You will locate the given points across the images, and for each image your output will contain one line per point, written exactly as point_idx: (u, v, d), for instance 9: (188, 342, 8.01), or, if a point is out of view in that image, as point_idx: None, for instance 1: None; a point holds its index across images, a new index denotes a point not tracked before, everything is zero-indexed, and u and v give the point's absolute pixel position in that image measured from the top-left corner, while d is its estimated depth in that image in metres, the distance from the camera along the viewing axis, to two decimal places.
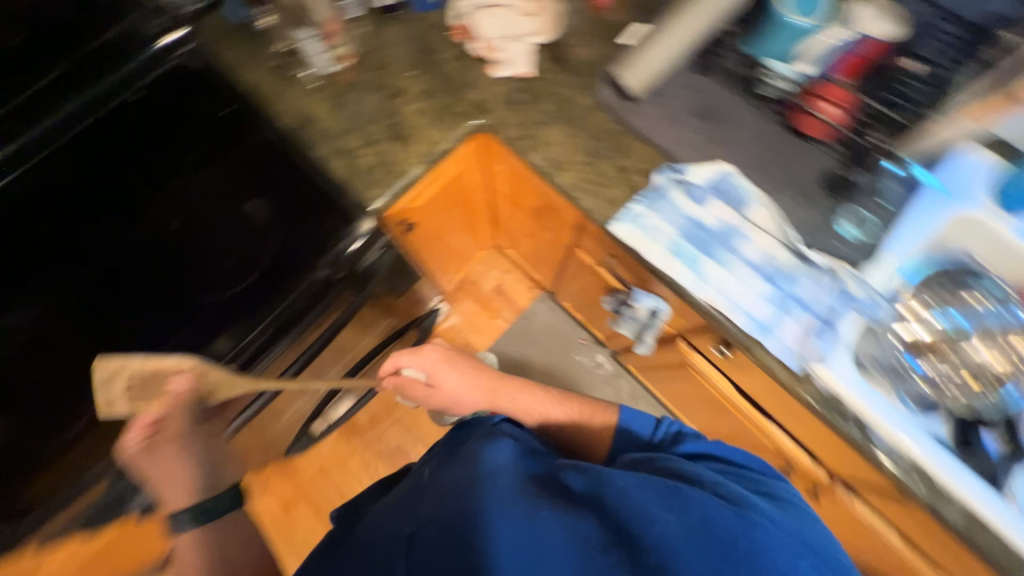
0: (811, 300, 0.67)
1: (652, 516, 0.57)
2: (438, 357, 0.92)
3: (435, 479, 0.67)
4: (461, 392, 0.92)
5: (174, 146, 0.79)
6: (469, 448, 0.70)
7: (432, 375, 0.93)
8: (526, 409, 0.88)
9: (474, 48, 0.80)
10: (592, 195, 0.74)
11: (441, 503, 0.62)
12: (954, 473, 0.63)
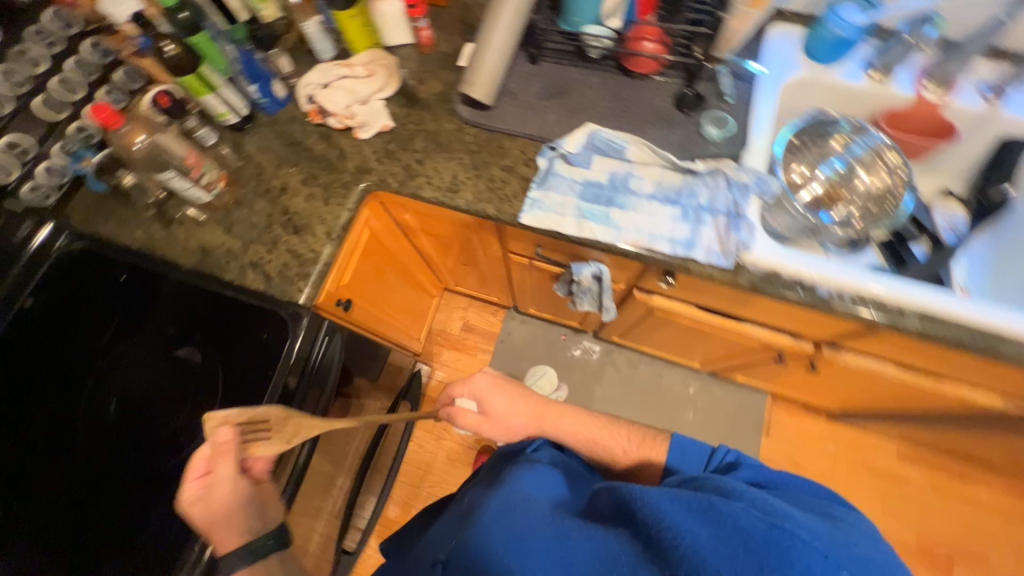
0: (712, 203, 0.73)
1: (682, 528, 0.42)
2: (491, 378, 0.83)
3: (461, 505, 0.64)
4: (514, 422, 0.81)
5: (80, 335, 0.75)
6: (509, 473, 0.63)
7: (484, 403, 0.82)
8: (581, 431, 0.77)
9: (333, 121, 0.83)
10: (493, 201, 0.78)
11: (461, 530, 0.57)
12: (897, 288, 0.68)
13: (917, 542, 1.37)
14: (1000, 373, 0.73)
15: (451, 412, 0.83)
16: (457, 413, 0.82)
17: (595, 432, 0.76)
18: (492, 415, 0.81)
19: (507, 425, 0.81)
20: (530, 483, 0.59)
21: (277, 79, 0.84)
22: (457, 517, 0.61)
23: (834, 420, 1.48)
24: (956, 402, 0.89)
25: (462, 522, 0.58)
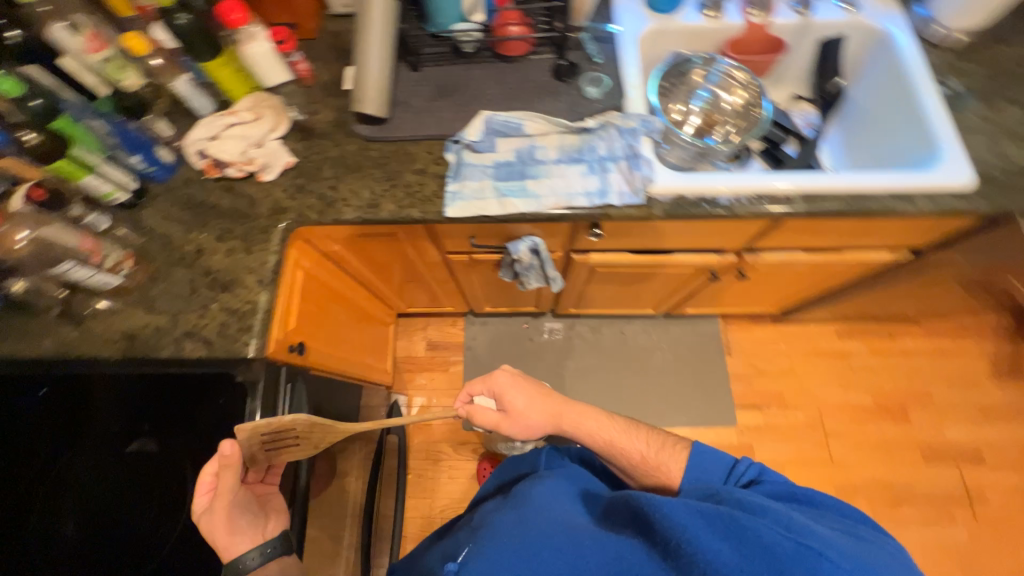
0: (611, 151, 0.81)
1: (701, 541, 0.48)
2: (510, 376, 0.83)
3: (473, 522, 0.68)
4: (533, 419, 0.80)
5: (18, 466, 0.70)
6: (523, 487, 0.68)
7: (502, 402, 0.82)
8: (604, 432, 0.76)
9: (232, 171, 0.81)
10: (417, 204, 0.80)
11: (474, 541, 0.59)
12: (781, 180, 0.78)
13: (875, 401, 1.54)
14: (879, 227, 0.86)
15: (469, 410, 0.82)
16: (474, 411, 0.82)
17: (617, 433, 0.75)
18: (512, 412, 0.81)
19: (523, 421, 0.80)
20: (544, 497, 0.64)
21: (159, 145, 0.81)
22: (470, 532, 0.64)
23: (778, 322, 1.64)
24: (859, 265, 1.03)
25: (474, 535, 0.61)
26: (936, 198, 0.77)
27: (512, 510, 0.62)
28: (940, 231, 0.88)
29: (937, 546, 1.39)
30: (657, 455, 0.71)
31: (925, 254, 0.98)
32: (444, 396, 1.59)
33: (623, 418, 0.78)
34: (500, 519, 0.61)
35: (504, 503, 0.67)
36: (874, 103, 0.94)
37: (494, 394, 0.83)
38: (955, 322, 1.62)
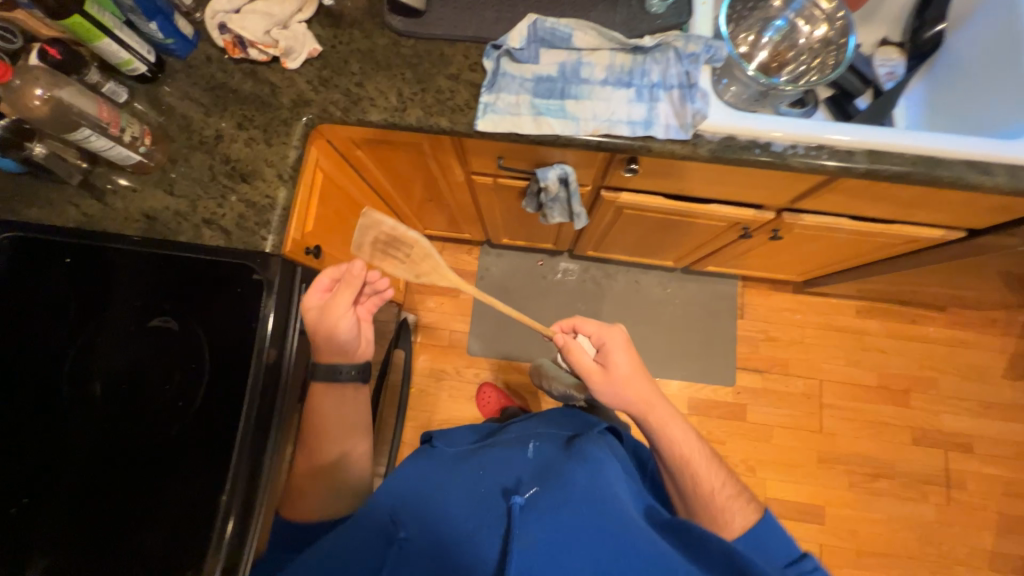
0: (664, 77, 0.73)
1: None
2: (622, 338, 0.82)
3: (529, 459, 0.71)
4: (628, 391, 0.81)
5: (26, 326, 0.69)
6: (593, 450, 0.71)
7: (602, 360, 0.83)
8: (684, 447, 0.79)
9: (255, 53, 0.75)
10: (446, 114, 0.75)
11: (541, 482, 0.64)
12: (847, 133, 0.71)
13: (878, 381, 1.54)
14: (940, 200, 0.79)
15: (569, 347, 0.83)
16: (575, 349, 0.83)
17: (696, 457, 0.78)
18: (611, 370, 0.81)
19: (616, 387, 0.81)
20: (612, 471, 0.68)
21: (178, 14, 0.75)
22: (528, 468, 0.68)
23: (799, 291, 1.60)
24: (904, 240, 0.97)
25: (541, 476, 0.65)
26: (1016, 172, 0.69)
27: (581, 466, 0.66)
28: (1008, 211, 0.81)
29: (903, 519, 1.45)
30: (725, 503, 0.74)
31: (980, 235, 0.91)
32: (453, 321, 1.62)
33: (704, 446, 0.80)
34: (571, 471, 0.65)
35: (565, 455, 0.70)
36: (974, 57, 0.82)
37: (597, 342, 0.84)
38: (983, 316, 1.57)
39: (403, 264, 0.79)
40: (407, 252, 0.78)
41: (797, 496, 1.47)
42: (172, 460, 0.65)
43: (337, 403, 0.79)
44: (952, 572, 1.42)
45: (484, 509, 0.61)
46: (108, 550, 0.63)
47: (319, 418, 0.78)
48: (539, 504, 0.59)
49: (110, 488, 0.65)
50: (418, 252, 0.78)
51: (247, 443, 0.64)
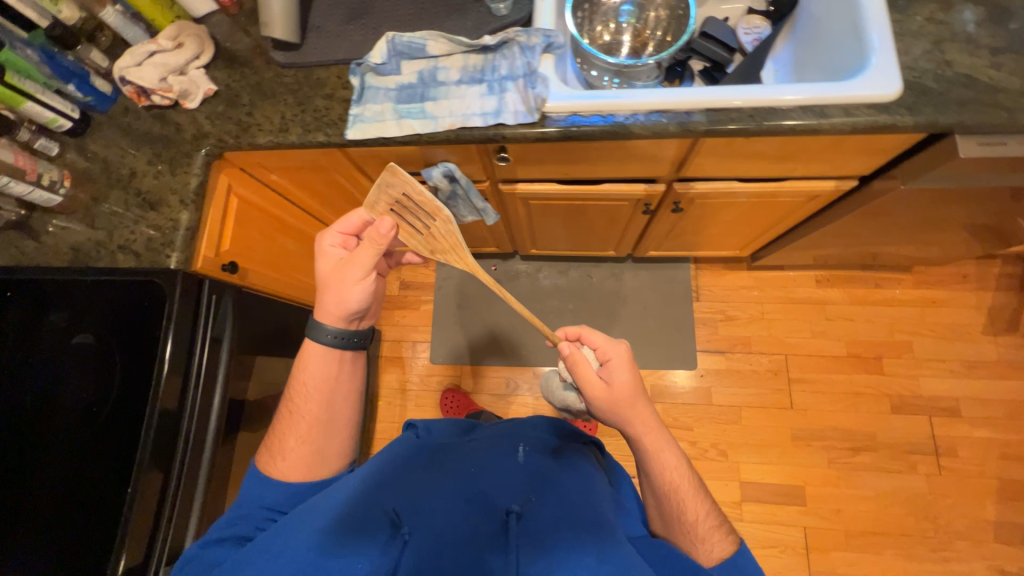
0: (510, 69, 0.79)
1: None
2: (626, 356, 0.79)
3: (523, 463, 0.79)
4: (627, 409, 0.78)
5: None
6: (580, 465, 0.82)
7: (606, 377, 0.79)
8: (675, 478, 0.77)
9: (158, 98, 0.87)
10: (323, 128, 0.83)
11: (539, 492, 0.74)
12: (682, 96, 0.74)
13: (848, 350, 1.49)
14: (802, 150, 0.81)
15: (575, 358, 0.79)
16: (580, 361, 0.79)
17: (683, 488, 0.77)
18: (611, 388, 0.78)
19: (616, 407, 0.78)
20: (598, 485, 0.79)
21: (94, 75, 0.88)
22: (523, 474, 0.77)
23: (753, 268, 1.58)
24: (803, 196, 0.98)
25: (534, 488, 0.75)
26: (850, 110, 0.72)
27: (571, 483, 0.77)
28: (878, 153, 0.81)
29: (891, 493, 1.37)
30: (705, 535, 0.75)
31: (871, 181, 0.92)
32: (415, 332, 1.69)
33: (693, 476, 0.79)
34: (564, 480, 0.77)
35: (557, 465, 0.80)
36: (823, 12, 0.84)
37: (603, 354, 0.80)
38: (953, 272, 1.50)
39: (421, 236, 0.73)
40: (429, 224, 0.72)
41: (774, 478, 1.41)
42: (93, 458, 0.73)
43: (332, 372, 0.82)
44: (952, 547, 1.33)
45: (482, 514, 0.69)
46: (40, 540, 0.71)
47: (313, 383, 0.81)
48: (535, 517, 0.70)
49: (40, 489, 0.72)
50: (438, 227, 0.71)
51: (155, 435, 0.73)
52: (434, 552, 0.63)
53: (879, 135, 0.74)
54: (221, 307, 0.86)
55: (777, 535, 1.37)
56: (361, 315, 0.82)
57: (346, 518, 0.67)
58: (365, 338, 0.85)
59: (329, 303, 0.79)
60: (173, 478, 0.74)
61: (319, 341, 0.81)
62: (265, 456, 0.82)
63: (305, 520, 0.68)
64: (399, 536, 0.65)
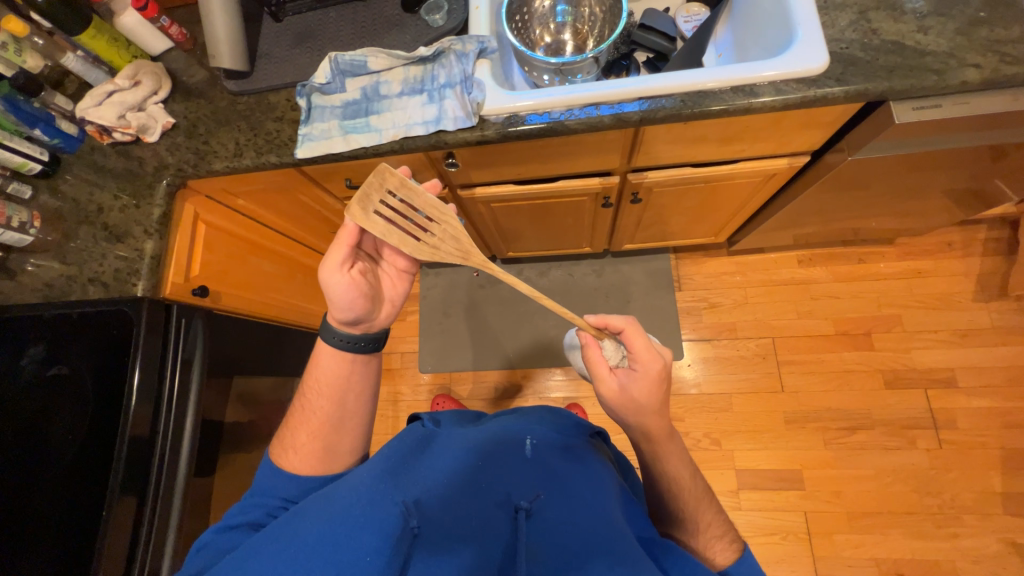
0: (448, 77, 0.81)
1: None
2: (658, 370, 0.67)
3: (529, 454, 0.72)
4: (644, 420, 0.70)
5: None
6: (589, 460, 0.76)
7: (624, 388, 0.69)
8: (685, 482, 0.72)
9: (119, 135, 0.90)
10: (274, 149, 0.86)
11: (546, 487, 0.68)
12: (615, 88, 0.75)
13: (836, 328, 1.47)
14: (743, 131, 0.82)
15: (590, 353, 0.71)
16: (592, 360, 0.71)
17: (689, 495, 0.71)
18: (629, 399, 0.69)
19: (631, 414, 0.70)
20: (609, 481, 0.73)
21: (59, 117, 0.91)
22: (534, 467, 0.70)
23: (733, 254, 1.57)
24: (759, 176, 0.98)
25: (545, 482, 0.69)
26: (779, 88, 0.72)
27: (582, 478, 0.71)
28: (820, 127, 0.82)
29: (892, 471, 1.34)
30: (710, 547, 0.68)
31: (823, 155, 0.92)
32: (403, 343, 1.70)
33: (704, 485, 0.73)
34: (571, 474, 0.71)
35: (563, 456, 0.74)
36: None
37: (632, 361, 0.68)
38: (938, 241, 1.48)
39: (414, 245, 0.67)
40: (436, 223, 0.68)
41: (771, 464, 1.39)
42: (71, 484, 0.76)
43: (343, 372, 0.76)
44: (959, 522, 1.29)
45: (495, 510, 0.63)
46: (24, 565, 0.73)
47: (325, 379, 0.75)
48: (547, 518, 0.64)
49: (20, 520, 0.75)
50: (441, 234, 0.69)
51: (126, 456, 0.76)
52: (450, 547, 0.56)
53: (813, 109, 0.75)
54: (190, 331, 0.90)
55: (778, 522, 1.34)
56: (369, 318, 0.74)
57: (356, 505, 0.56)
58: (373, 342, 0.76)
59: (336, 305, 0.71)
60: (149, 498, 0.78)
61: (327, 343, 0.75)
62: (277, 448, 0.75)
63: (313, 506, 0.59)
64: (409, 531, 0.54)
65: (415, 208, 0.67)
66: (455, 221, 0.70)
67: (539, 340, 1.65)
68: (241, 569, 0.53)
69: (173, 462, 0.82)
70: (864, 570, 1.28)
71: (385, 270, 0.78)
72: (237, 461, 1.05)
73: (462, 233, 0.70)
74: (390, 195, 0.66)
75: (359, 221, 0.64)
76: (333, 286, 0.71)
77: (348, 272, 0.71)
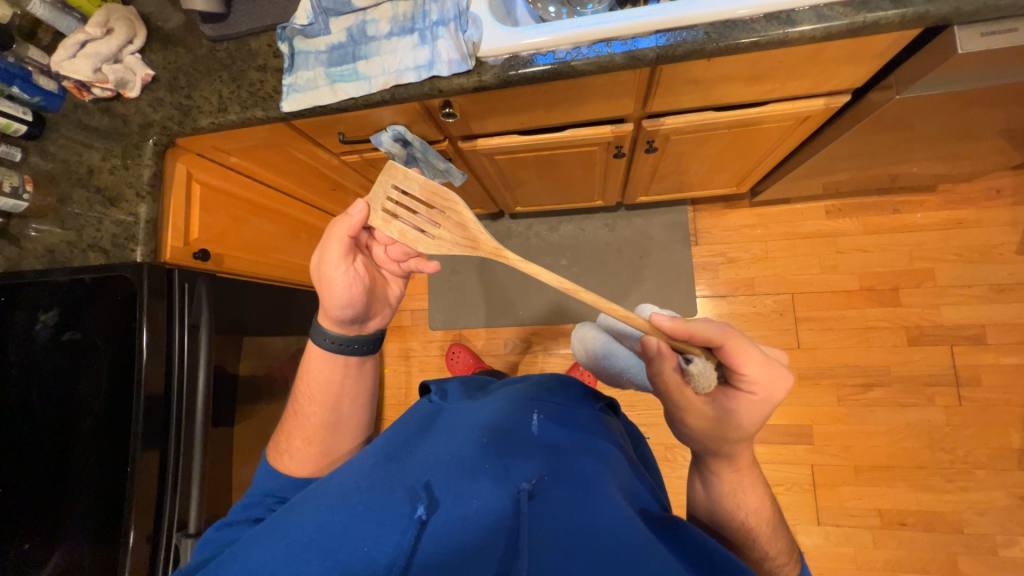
0: (441, 12, 0.72)
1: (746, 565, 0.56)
2: (777, 396, 0.62)
3: (530, 437, 0.73)
4: (722, 438, 0.67)
5: None
6: (594, 443, 0.75)
7: (726, 410, 0.64)
8: (744, 494, 0.71)
9: (99, 91, 0.85)
10: (259, 103, 0.80)
11: (550, 471, 0.67)
12: (628, 22, 0.66)
13: (861, 283, 1.39)
14: (774, 67, 0.72)
15: (662, 365, 0.66)
16: (666, 374, 0.66)
17: (753, 508, 0.71)
18: (717, 421, 0.66)
19: (721, 433, 0.66)
20: (615, 464, 0.73)
21: (37, 73, 0.86)
22: (534, 449, 0.70)
23: (755, 205, 1.48)
24: (788, 119, 0.88)
25: (545, 463, 0.68)
26: (822, 13, 0.62)
27: (585, 460, 0.70)
28: (867, 60, 0.71)
29: (906, 426, 1.32)
30: (771, 567, 0.69)
31: (866, 94, 0.82)
32: (412, 300, 1.70)
33: (763, 493, 0.73)
34: (574, 459, 0.70)
35: (569, 443, 0.74)
36: None
37: (749, 384, 0.62)
38: (985, 187, 1.35)
39: (423, 240, 0.67)
40: (441, 211, 0.66)
41: (781, 419, 1.38)
42: (99, 440, 0.81)
43: (336, 375, 0.77)
44: (970, 476, 1.28)
45: (495, 490, 0.62)
46: (77, 510, 0.80)
47: (316, 385, 0.77)
48: (548, 498, 0.62)
49: (64, 473, 0.80)
50: (449, 220, 0.67)
51: (146, 416, 0.80)
52: (450, 535, 0.57)
53: (858, 40, 0.65)
54: (194, 297, 0.90)
55: (784, 475, 1.35)
56: (367, 318, 0.74)
57: (360, 496, 0.60)
58: (366, 345, 0.77)
59: (332, 303, 0.69)
60: (171, 452, 0.83)
61: (317, 344, 0.75)
62: (275, 451, 0.77)
63: (313, 498, 0.62)
64: (417, 519, 0.59)
65: (417, 199, 0.66)
66: (460, 209, 0.66)
67: (549, 297, 1.62)
68: (242, 561, 0.55)
69: (192, 421, 0.86)
70: (866, 519, 1.31)
71: (384, 270, 0.77)
72: (256, 418, 1.09)
73: (468, 220, 0.66)
74: (395, 189, 0.66)
75: (371, 217, 0.67)
76: (334, 283, 0.68)
77: (349, 274, 0.69)
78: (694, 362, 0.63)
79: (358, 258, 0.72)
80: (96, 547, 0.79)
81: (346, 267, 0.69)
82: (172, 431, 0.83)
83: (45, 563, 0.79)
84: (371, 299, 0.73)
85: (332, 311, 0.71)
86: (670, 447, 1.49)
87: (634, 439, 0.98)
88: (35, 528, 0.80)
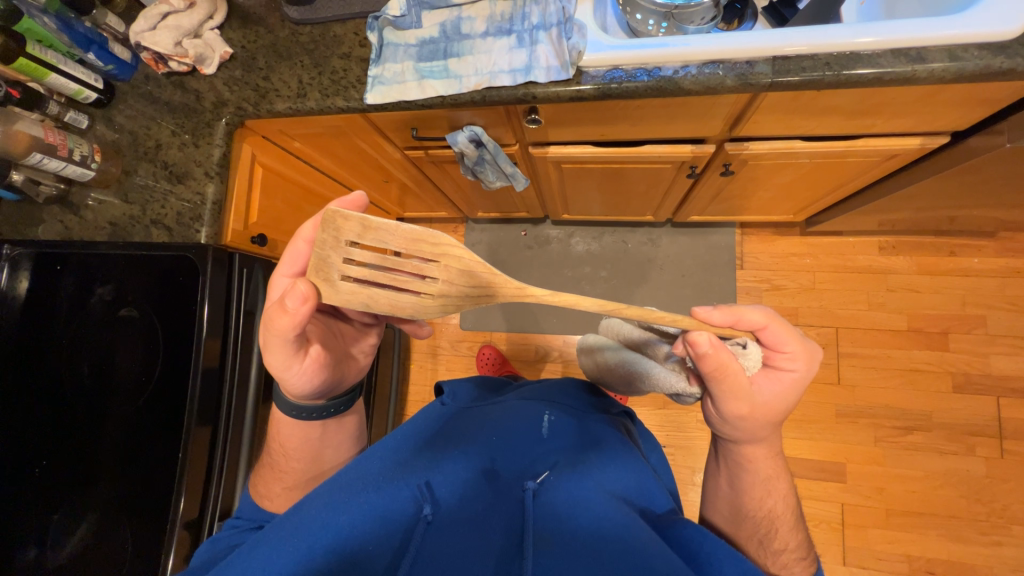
0: (541, 17, 0.71)
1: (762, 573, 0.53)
2: (804, 372, 0.66)
3: (538, 443, 0.72)
4: (753, 424, 0.66)
5: (28, 320, 0.83)
6: (611, 441, 0.73)
7: (767, 391, 0.65)
8: (763, 483, 0.70)
9: (176, 65, 0.84)
10: (340, 93, 0.77)
11: (556, 469, 0.67)
12: (745, 41, 0.64)
13: (909, 324, 1.36)
14: (884, 104, 0.70)
15: (718, 357, 0.61)
16: (726, 362, 0.61)
17: (770, 496, 0.70)
18: (761, 405, 0.65)
19: (758, 419, 0.66)
20: (640, 468, 0.70)
21: (112, 41, 0.84)
22: (535, 453, 0.71)
23: (807, 234, 1.45)
24: (877, 155, 0.86)
25: (551, 461, 0.69)
26: (953, 53, 0.60)
27: (604, 462, 0.68)
28: (981, 105, 0.69)
29: (943, 474, 1.30)
30: (783, 563, 0.65)
31: (965, 138, 0.79)
32: None
33: (782, 483, 0.71)
34: (586, 460, 0.68)
35: (584, 445, 0.72)
36: None
37: (789, 359, 0.65)
38: None
39: (412, 301, 0.62)
40: (431, 258, 0.61)
41: (815, 455, 1.35)
42: (148, 421, 0.79)
43: (313, 434, 0.77)
44: (1006, 532, 1.25)
45: (502, 495, 0.63)
46: (120, 491, 0.78)
47: (292, 444, 0.76)
48: (548, 497, 0.62)
49: (113, 451, 0.79)
50: (440, 268, 0.62)
51: (198, 399, 0.78)
52: (455, 539, 0.57)
53: (984, 85, 0.63)
54: (251, 280, 0.90)
55: (814, 511, 1.32)
56: (342, 385, 0.75)
57: (366, 493, 0.60)
58: (341, 406, 0.77)
59: (294, 388, 0.68)
60: (220, 439, 0.81)
61: (286, 411, 0.74)
62: (253, 486, 0.76)
63: (319, 490, 0.62)
64: (421, 519, 0.59)
65: (393, 254, 0.60)
66: (456, 253, 0.62)
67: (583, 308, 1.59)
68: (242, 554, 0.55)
69: (242, 412, 0.84)
70: (894, 564, 1.28)
71: (346, 331, 0.79)
72: None
73: (469, 263, 0.63)
74: (356, 245, 0.59)
75: (329, 297, 0.60)
76: (293, 376, 0.66)
77: (308, 363, 0.66)
78: (750, 347, 0.65)
79: (311, 343, 0.68)
80: (136, 522, 0.76)
81: (309, 355, 0.67)
82: (223, 420, 0.81)
83: (78, 541, 0.77)
84: (342, 366, 0.74)
85: (297, 391, 0.69)
86: (695, 471, 1.46)
87: (651, 445, 0.91)
88: (77, 508, 0.78)
